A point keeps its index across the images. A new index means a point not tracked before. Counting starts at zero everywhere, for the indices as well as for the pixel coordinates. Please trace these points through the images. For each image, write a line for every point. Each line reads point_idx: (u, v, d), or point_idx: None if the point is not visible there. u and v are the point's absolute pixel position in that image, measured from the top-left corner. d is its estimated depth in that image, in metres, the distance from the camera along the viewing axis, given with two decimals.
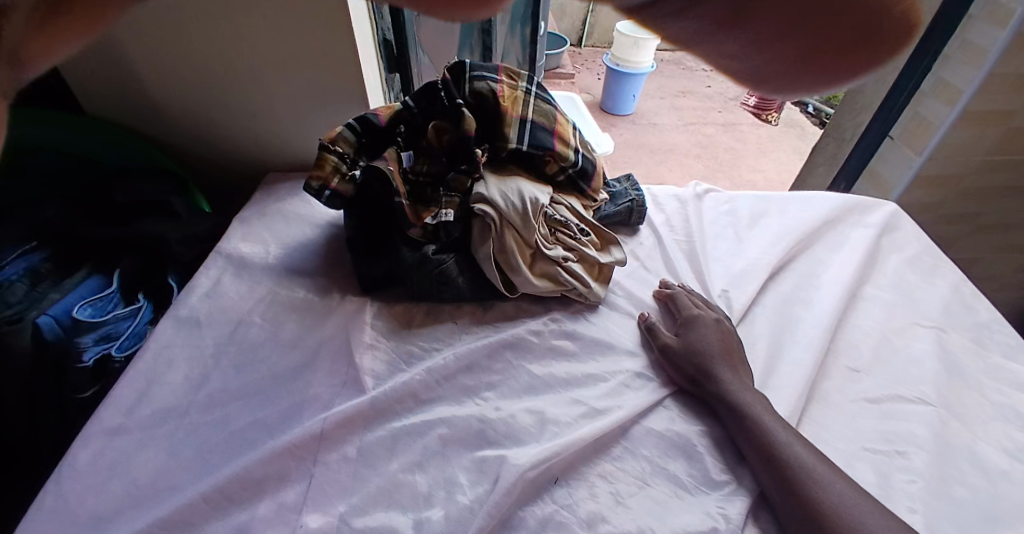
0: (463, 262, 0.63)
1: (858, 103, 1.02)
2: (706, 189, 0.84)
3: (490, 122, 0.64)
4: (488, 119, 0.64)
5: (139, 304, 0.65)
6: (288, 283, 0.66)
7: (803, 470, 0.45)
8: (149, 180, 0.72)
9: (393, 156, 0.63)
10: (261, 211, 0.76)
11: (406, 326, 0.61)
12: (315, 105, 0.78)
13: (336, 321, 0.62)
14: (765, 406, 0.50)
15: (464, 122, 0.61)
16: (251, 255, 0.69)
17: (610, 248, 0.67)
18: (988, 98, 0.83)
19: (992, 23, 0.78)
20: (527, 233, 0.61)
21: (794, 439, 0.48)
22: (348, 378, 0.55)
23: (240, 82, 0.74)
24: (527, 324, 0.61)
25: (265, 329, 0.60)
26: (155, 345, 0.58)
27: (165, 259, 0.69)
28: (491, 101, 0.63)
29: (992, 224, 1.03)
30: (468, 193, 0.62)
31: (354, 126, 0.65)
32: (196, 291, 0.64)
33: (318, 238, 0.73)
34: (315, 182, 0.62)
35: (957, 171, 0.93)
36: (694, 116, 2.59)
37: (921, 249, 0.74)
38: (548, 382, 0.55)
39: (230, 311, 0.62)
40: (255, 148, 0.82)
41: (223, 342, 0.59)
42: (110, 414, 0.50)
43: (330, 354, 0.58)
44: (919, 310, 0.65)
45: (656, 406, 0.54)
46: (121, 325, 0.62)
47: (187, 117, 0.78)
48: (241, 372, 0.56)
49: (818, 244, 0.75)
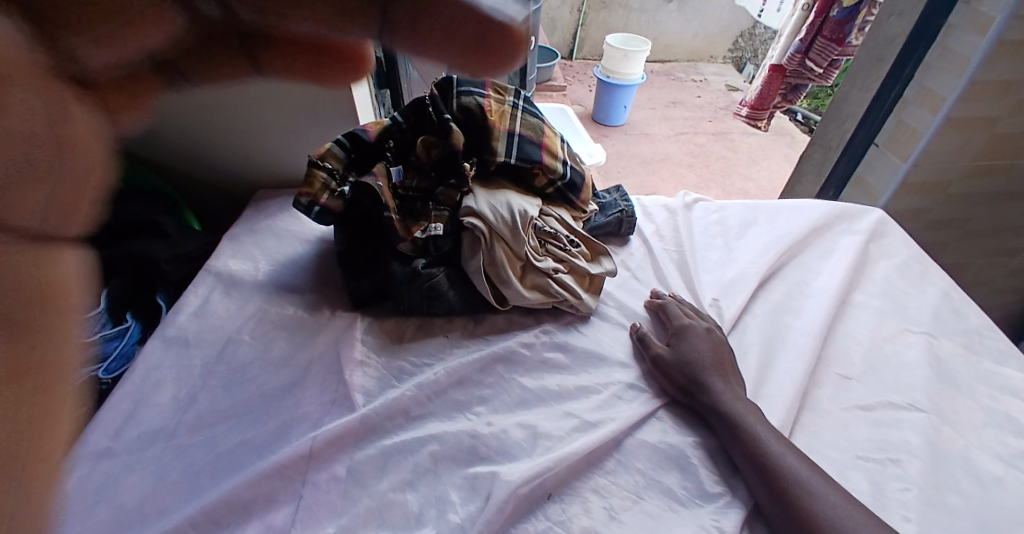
0: (453, 275, 0.63)
1: (843, 111, 1.04)
2: (695, 198, 0.84)
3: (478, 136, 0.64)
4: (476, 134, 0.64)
5: (127, 325, 0.64)
6: (278, 301, 0.66)
7: (791, 475, 0.45)
8: (138, 200, 0.72)
9: (383, 172, 0.63)
10: (251, 228, 0.76)
11: (397, 341, 0.61)
12: (305, 122, 0.78)
13: (327, 338, 0.61)
14: (753, 412, 0.51)
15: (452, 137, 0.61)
16: (241, 272, 0.69)
17: (600, 259, 0.67)
18: (971, 105, 0.84)
19: (970, 31, 0.80)
20: (516, 245, 0.61)
21: (781, 446, 0.48)
22: (339, 397, 0.54)
23: (229, 100, 0.75)
24: (518, 337, 0.61)
25: (254, 348, 0.60)
26: (143, 366, 0.57)
27: (155, 278, 0.68)
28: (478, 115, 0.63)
29: (979, 229, 1.04)
30: (457, 207, 0.62)
31: (342, 142, 0.65)
32: (185, 310, 0.63)
33: (308, 254, 0.73)
34: (304, 198, 0.62)
35: (943, 177, 0.94)
36: (685, 126, 2.62)
37: (909, 255, 0.74)
38: (540, 396, 0.55)
39: (219, 330, 0.62)
40: (246, 165, 0.83)
41: (212, 361, 0.58)
42: (96, 437, 0.50)
43: (320, 372, 0.57)
44: (910, 317, 0.65)
45: (649, 418, 0.54)
46: (108, 346, 0.61)
47: (177, 136, 0.78)
48: (230, 391, 0.55)
49: (806, 252, 0.76)
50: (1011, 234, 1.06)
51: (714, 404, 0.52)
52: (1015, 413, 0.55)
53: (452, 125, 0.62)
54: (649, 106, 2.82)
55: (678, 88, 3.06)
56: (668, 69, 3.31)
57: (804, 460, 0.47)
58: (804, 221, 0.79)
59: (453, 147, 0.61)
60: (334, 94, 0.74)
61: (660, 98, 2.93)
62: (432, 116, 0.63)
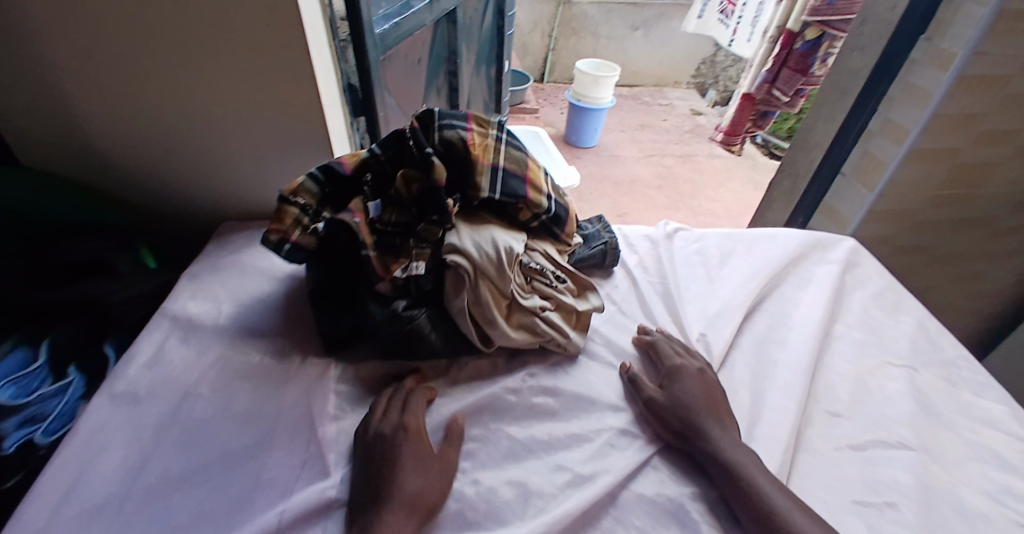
0: (436, 316, 0.59)
1: (811, 140, 1.07)
2: (676, 228, 0.84)
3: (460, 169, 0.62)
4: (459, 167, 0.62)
5: (70, 379, 0.58)
6: (243, 347, 0.61)
7: (796, 529, 0.44)
8: (89, 238, 0.67)
9: (360, 207, 0.60)
10: (214, 266, 0.71)
11: (374, 392, 0.58)
12: (275, 153, 0.74)
13: (297, 389, 0.57)
14: (752, 460, 0.49)
15: (433, 171, 0.58)
16: (202, 315, 0.64)
17: (587, 294, 0.65)
18: (934, 137, 0.87)
19: (932, 67, 0.83)
20: (503, 284, 0.59)
21: (786, 499, 0.46)
22: (310, 457, 0.51)
23: (193, 130, 0.71)
24: (504, 382, 0.59)
25: (214, 404, 0.55)
26: (87, 426, 0.51)
27: (106, 324, 0.64)
28: (461, 148, 0.61)
29: (941, 254, 1.08)
30: (440, 243, 0.60)
31: (317, 176, 0.62)
32: (136, 361, 0.58)
33: (278, 293, 0.69)
34: (275, 235, 0.59)
35: (908, 205, 0.97)
36: (653, 150, 2.68)
37: (884, 284, 0.75)
38: (528, 447, 0.52)
39: (175, 382, 0.57)
40: (210, 197, 0.78)
41: (167, 419, 0.53)
42: (28, 517, 0.44)
43: (289, 428, 0.53)
44: (889, 348, 0.65)
45: (644, 468, 0.52)
46: (49, 404, 0.55)
47: (133, 167, 0.73)
48: (187, 454, 0.50)
49: (785, 281, 0.75)
50: (969, 259, 1.10)
51: (713, 451, 0.50)
52: (999, 447, 0.55)
53: (433, 157, 0.59)
54: (619, 129, 2.88)
55: (645, 112, 3.15)
56: (636, 93, 3.40)
57: (807, 511, 0.46)
58: (782, 250, 0.79)
59: (434, 181, 0.58)
60: (307, 123, 0.71)
61: (629, 121, 2.99)
62: (413, 149, 0.60)
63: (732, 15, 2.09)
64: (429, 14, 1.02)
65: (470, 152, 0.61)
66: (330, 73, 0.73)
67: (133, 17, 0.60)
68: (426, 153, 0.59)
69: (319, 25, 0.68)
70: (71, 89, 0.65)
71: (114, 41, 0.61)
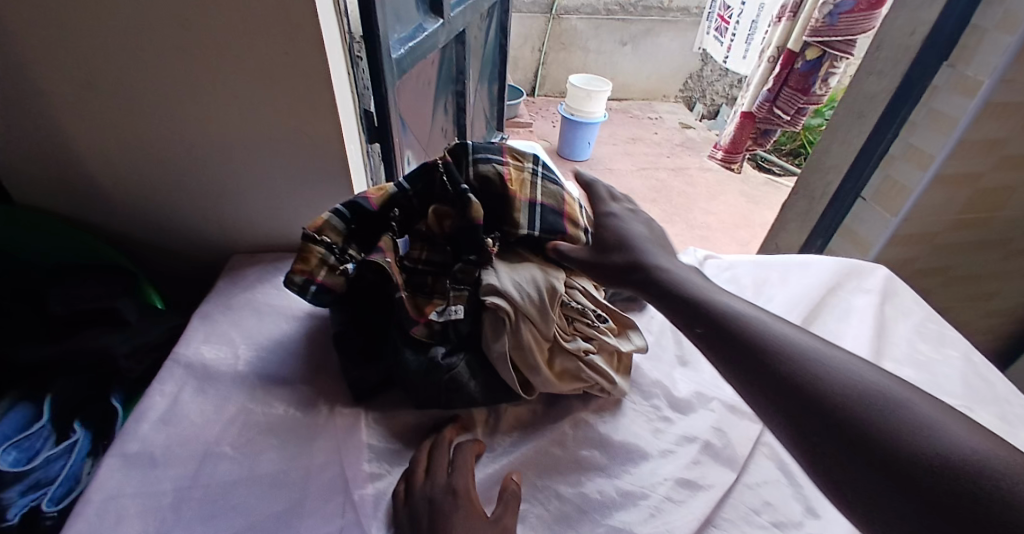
0: (474, 362, 0.55)
1: (827, 163, 1.06)
2: (705, 255, 0.82)
3: (495, 206, 0.59)
4: (495, 203, 0.58)
5: (75, 437, 0.52)
6: (264, 398, 0.56)
7: (887, 422, 0.37)
8: (90, 284, 0.62)
9: (390, 245, 0.56)
10: (226, 306, 0.66)
11: (409, 446, 0.54)
12: (291, 185, 0.70)
13: (326, 445, 0.52)
14: (812, 362, 0.42)
15: (470, 209, 0.55)
16: (218, 363, 0.59)
17: (629, 333, 0.61)
18: (960, 163, 0.86)
19: (957, 93, 0.82)
20: (546, 327, 0.54)
21: (858, 382, 0.40)
22: (347, 524, 0.46)
23: (202, 163, 0.66)
24: (547, 433, 0.55)
25: (237, 464, 0.50)
26: (98, 495, 0.46)
27: (109, 376, 0.58)
28: (498, 184, 0.57)
29: (957, 276, 1.08)
30: (478, 284, 0.56)
31: (341, 212, 0.58)
32: (149, 416, 0.53)
33: (296, 335, 0.64)
34: (298, 276, 0.55)
35: (929, 229, 0.96)
36: (648, 164, 2.68)
37: (924, 315, 0.73)
38: (582, 507, 0.48)
39: (193, 441, 0.52)
40: (218, 231, 0.73)
41: (185, 485, 0.48)
42: None
43: (321, 492, 0.48)
44: (942, 386, 0.63)
45: (709, 527, 0.47)
46: (53, 467, 0.50)
47: (138, 200, 0.68)
48: (210, 527, 0.45)
49: (824, 313, 0.72)
50: (985, 280, 1.10)
51: (763, 364, 0.43)
52: None
53: (469, 193, 0.56)
54: (612, 143, 2.88)
55: (637, 126, 3.16)
56: (627, 107, 3.42)
57: (892, 389, 0.40)
58: (817, 280, 0.77)
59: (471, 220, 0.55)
60: (326, 153, 0.67)
61: (622, 135, 2.99)
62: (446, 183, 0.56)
63: (728, 33, 2.11)
64: (442, 36, 0.99)
65: (507, 188, 0.57)
66: (348, 102, 0.69)
67: (143, 47, 0.55)
68: (462, 190, 0.56)
69: (339, 51, 0.64)
70: (73, 120, 0.60)
71: (121, 70, 0.57)
